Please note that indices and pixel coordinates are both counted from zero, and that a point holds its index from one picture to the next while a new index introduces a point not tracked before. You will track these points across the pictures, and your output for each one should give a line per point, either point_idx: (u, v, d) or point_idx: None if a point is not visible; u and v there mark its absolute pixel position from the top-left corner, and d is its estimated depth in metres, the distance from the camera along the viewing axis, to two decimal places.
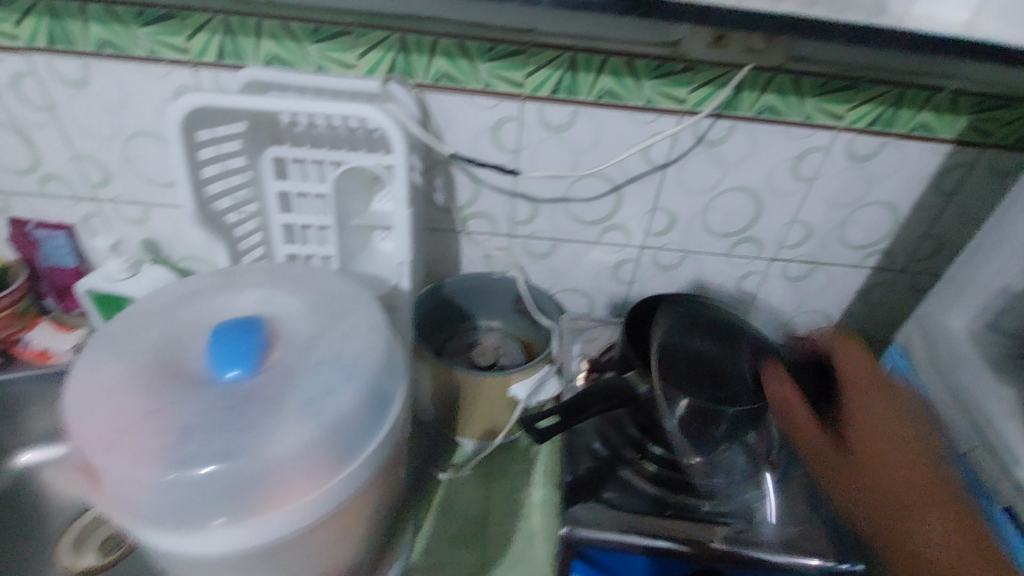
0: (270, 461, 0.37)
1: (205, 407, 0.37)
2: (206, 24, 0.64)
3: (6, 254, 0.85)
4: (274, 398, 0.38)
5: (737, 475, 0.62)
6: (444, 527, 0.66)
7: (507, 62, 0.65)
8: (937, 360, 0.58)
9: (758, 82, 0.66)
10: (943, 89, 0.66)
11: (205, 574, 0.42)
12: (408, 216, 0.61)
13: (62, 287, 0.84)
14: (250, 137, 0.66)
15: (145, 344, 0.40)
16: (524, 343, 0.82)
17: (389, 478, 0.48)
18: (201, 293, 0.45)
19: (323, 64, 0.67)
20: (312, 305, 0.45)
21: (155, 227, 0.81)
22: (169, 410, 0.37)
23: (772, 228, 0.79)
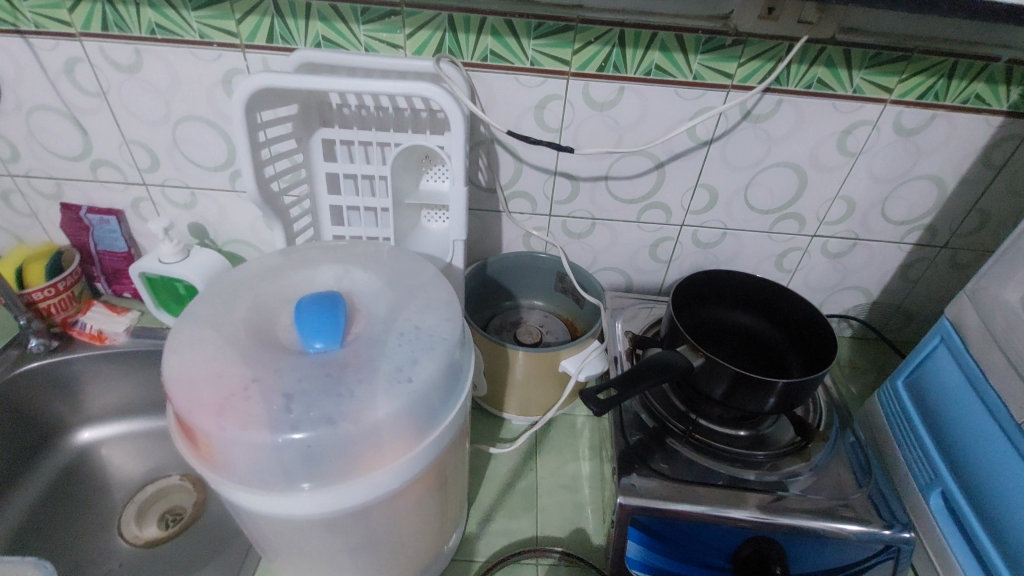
0: (366, 429, 0.37)
1: (305, 375, 0.38)
2: (257, 7, 0.64)
3: (58, 239, 0.87)
4: (366, 367, 0.39)
5: (784, 447, 0.64)
6: (496, 499, 0.67)
7: (554, 39, 0.65)
8: (994, 333, 0.57)
9: (808, 56, 0.65)
10: (998, 59, 0.64)
11: (293, 535, 0.44)
12: (464, 194, 0.61)
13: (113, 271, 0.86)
14: (302, 119, 0.67)
15: (237, 318, 0.41)
16: (567, 321, 0.83)
17: (456, 448, 0.50)
18: (281, 270, 0.46)
19: (371, 44, 0.67)
20: (385, 281, 0.46)
21: (201, 211, 0.83)
22: (268, 378, 0.37)
23: (815, 203, 0.79)
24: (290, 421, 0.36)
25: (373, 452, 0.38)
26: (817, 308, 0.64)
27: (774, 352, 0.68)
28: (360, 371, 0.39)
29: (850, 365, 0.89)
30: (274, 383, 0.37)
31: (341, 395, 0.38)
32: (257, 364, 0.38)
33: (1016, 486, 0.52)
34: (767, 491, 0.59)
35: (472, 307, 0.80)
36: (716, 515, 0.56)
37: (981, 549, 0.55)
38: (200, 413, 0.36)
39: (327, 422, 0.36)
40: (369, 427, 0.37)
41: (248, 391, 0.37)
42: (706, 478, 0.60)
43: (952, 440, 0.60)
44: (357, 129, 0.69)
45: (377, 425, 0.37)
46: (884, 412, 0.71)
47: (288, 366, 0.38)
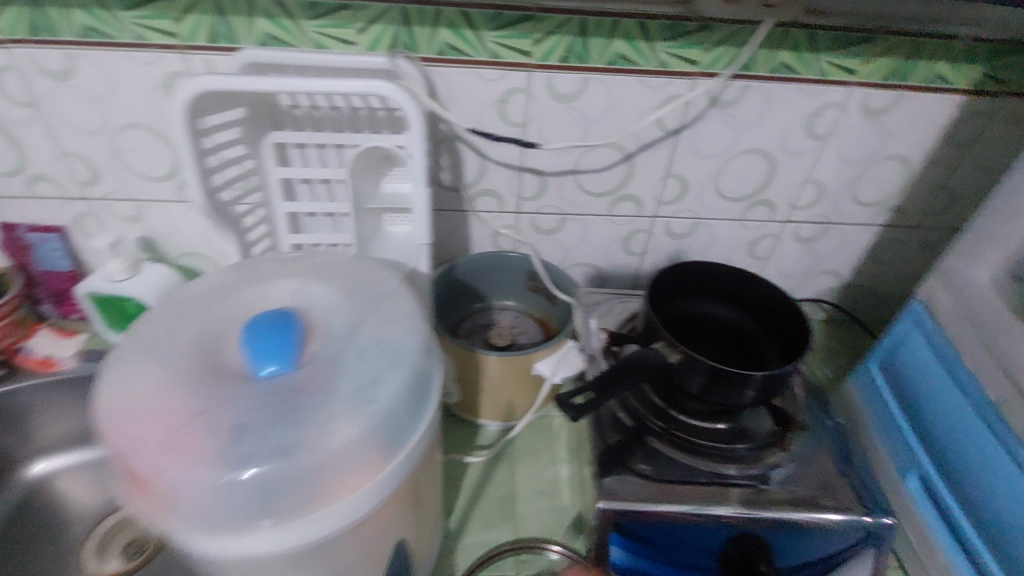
0: (325, 456, 0.35)
1: (254, 404, 0.36)
2: (195, 5, 0.60)
3: None
4: (323, 390, 0.37)
5: (763, 439, 0.62)
6: (475, 509, 0.65)
7: (514, 30, 0.63)
8: (970, 313, 0.57)
9: (773, 40, 0.64)
10: (957, 37, 0.65)
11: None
12: (426, 195, 0.58)
13: (59, 292, 0.81)
14: (251, 123, 0.63)
15: (181, 344, 0.38)
16: (540, 320, 0.81)
17: (426, 466, 0.48)
18: (233, 285, 0.43)
19: (321, 41, 0.63)
20: (344, 291, 0.43)
21: (151, 223, 0.78)
22: (215, 410, 0.35)
23: (785, 189, 0.78)
24: (241, 455, 0.34)
25: (335, 483, 0.36)
26: (793, 299, 0.64)
27: (752, 344, 0.67)
28: (315, 396, 0.36)
29: (825, 350, 0.89)
30: (220, 415, 0.35)
31: (296, 422, 0.35)
32: (202, 394, 0.36)
33: (995, 468, 0.52)
34: (748, 484, 0.58)
35: (439, 313, 0.77)
36: (697, 513, 0.56)
37: (960, 531, 0.55)
38: (141, 453, 0.34)
39: (282, 453, 0.34)
40: (328, 455, 0.35)
41: (192, 425, 0.34)
42: (686, 475, 0.59)
43: (928, 422, 0.60)
44: (311, 131, 0.66)
45: (338, 452, 0.35)
46: (857, 395, 0.70)
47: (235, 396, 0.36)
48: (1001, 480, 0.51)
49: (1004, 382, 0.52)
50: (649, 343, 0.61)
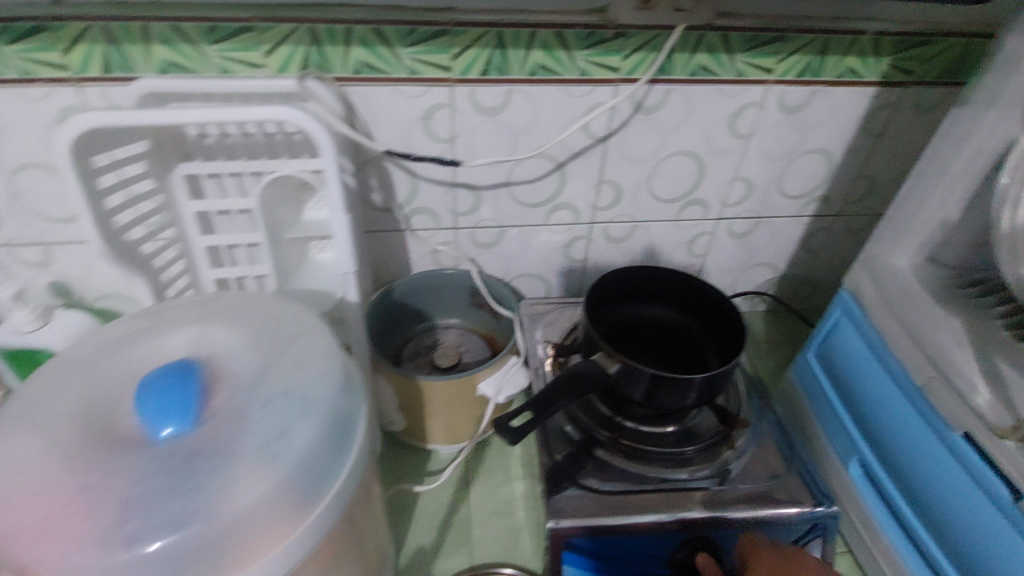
0: (227, 522, 0.34)
1: (145, 473, 0.34)
2: (83, 34, 0.56)
3: None
4: (222, 450, 0.36)
5: (711, 436, 0.62)
6: (427, 539, 0.63)
7: (430, 45, 0.61)
8: (889, 300, 0.58)
9: (690, 43, 0.65)
10: (865, 32, 0.66)
11: None
12: (347, 223, 0.57)
13: None
14: (156, 156, 0.60)
15: (69, 413, 0.37)
16: (485, 336, 0.80)
17: (358, 508, 0.46)
18: (129, 340, 0.42)
19: (226, 66, 0.60)
20: (250, 336, 0.43)
21: (62, 267, 0.73)
22: (101, 484, 0.34)
23: (715, 188, 0.79)
24: (129, 533, 0.33)
25: (238, 551, 0.34)
26: (726, 295, 0.64)
27: (692, 345, 0.67)
28: (213, 457, 0.35)
29: (767, 340, 0.92)
30: (107, 490, 0.34)
31: (190, 489, 0.34)
32: (86, 470, 0.34)
33: (922, 450, 0.53)
34: (697, 487, 0.58)
35: (379, 339, 0.75)
36: (646, 522, 0.56)
37: (899, 513, 0.56)
38: (18, 541, 0.32)
39: (177, 526, 0.33)
40: (228, 522, 0.34)
41: (75, 505, 0.33)
42: (635, 483, 0.59)
43: (859, 408, 0.62)
44: (223, 160, 0.63)
45: (239, 517, 0.34)
46: (799, 385, 0.71)
47: (121, 469, 0.34)
48: (929, 461, 0.52)
49: (925, 365, 0.53)
50: (590, 355, 0.61)
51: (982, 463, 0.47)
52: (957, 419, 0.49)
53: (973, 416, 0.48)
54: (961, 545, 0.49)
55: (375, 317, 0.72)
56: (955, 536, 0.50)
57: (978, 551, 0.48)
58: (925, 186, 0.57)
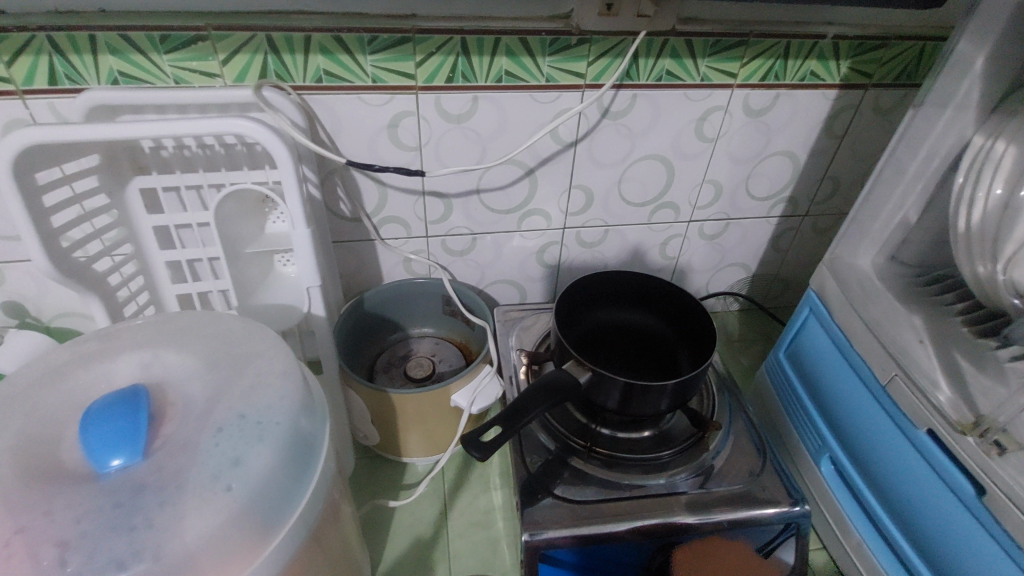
0: (176, 558, 0.32)
1: (88, 510, 0.33)
2: (26, 45, 0.54)
3: None
4: (171, 483, 0.34)
5: (686, 440, 0.63)
6: (404, 555, 0.62)
7: (393, 52, 0.60)
8: (852, 299, 0.59)
9: (654, 49, 0.65)
10: (824, 36, 0.67)
11: None
12: (309, 237, 0.56)
13: None
14: (108, 170, 0.58)
15: (4, 448, 0.35)
16: (460, 345, 0.79)
17: (326, 528, 0.45)
18: (72, 367, 0.40)
19: (181, 75, 0.59)
20: (204, 358, 0.41)
21: (14, 286, 0.70)
22: (38, 525, 0.32)
23: (685, 191, 0.80)
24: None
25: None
26: (698, 298, 0.64)
27: (665, 349, 0.68)
28: (161, 491, 0.34)
29: (740, 339, 0.93)
30: (45, 530, 0.32)
31: (136, 526, 0.32)
32: (21, 510, 0.33)
33: (888, 445, 0.54)
34: (674, 491, 0.58)
35: (352, 351, 0.74)
36: (624, 530, 0.55)
37: (868, 508, 0.57)
38: None
39: (121, 565, 0.31)
40: (178, 559, 0.32)
41: (8, 549, 0.31)
42: (612, 491, 0.58)
43: (827, 406, 0.63)
44: (181, 172, 0.61)
45: (189, 553, 0.32)
46: (772, 385, 0.72)
47: (65, 504, 0.33)
48: (895, 457, 0.53)
49: (888, 362, 0.54)
50: (562, 363, 0.60)
51: (946, 457, 0.48)
52: (920, 416, 0.50)
53: (936, 412, 0.49)
54: (928, 539, 0.50)
55: (346, 329, 0.71)
56: (922, 530, 0.51)
57: (944, 544, 0.49)
58: (885, 188, 0.58)
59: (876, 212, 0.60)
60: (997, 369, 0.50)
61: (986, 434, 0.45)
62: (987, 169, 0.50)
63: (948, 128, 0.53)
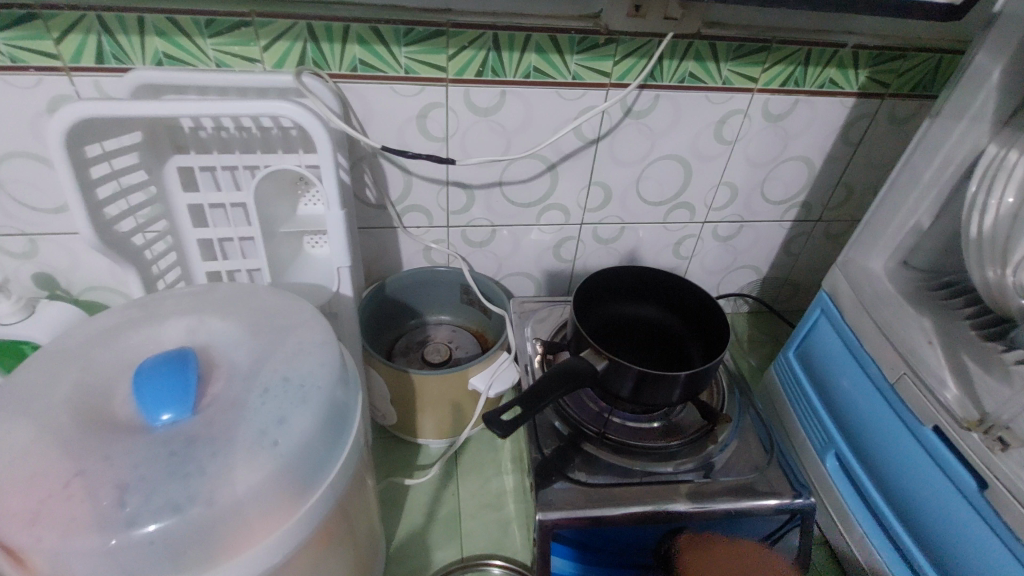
0: (226, 505, 0.35)
1: (143, 459, 0.35)
2: (77, 23, 0.56)
3: None
4: (221, 437, 0.37)
5: (695, 432, 0.65)
6: (418, 531, 0.64)
7: (426, 45, 0.62)
8: (863, 301, 0.61)
9: (678, 51, 0.67)
10: (845, 45, 0.69)
11: None
12: (342, 219, 0.58)
13: None
14: (149, 147, 0.60)
15: (64, 399, 0.38)
16: (476, 333, 0.82)
17: (353, 494, 0.47)
18: (121, 329, 0.43)
19: (222, 59, 0.61)
20: (246, 327, 0.44)
21: (47, 258, 0.73)
22: (96, 469, 0.35)
23: (702, 191, 0.82)
24: (127, 517, 0.34)
25: (235, 533, 0.36)
26: (711, 295, 0.66)
27: (677, 343, 0.69)
28: (212, 443, 0.37)
29: (749, 340, 0.94)
30: (103, 474, 0.35)
31: (189, 474, 0.35)
32: (81, 456, 0.35)
33: (893, 442, 0.56)
34: (682, 479, 0.60)
35: (372, 334, 0.76)
36: (633, 514, 0.57)
37: (870, 503, 0.59)
38: (6, 527, 0.33)
39: (174, 509, 0.34)
40: (227, 506, 0.35)
41: (69, 489, 0.34)
42: (623, 477, 0.60)
43: (834, 404, 0.64)
44: (217, 153, 0.63)
45: (237, 501, 0.36)
46: (780, 382, 0.74)
47: (121, 452, 0.36)
48: (900, 453, 0.55)
49: (896, 362, 0.55)
50: (579, 352, 0.62)
51: (950, 454, 0.50)
52: (925, 413, 0.52)
53: (942, 409, 0.50)
54: (930, 533, 0.52)
55: (367, 312, 0.73)
56: (921, 522, 0.53)
57: (945, 535, 0.50)
58: (899, 194, 0.60)
59: (890, 217, 0.62)
60: (1002, 370, 0.52)
61: (989, 431, 0.47)
62: (1000, 177, 0.52)
63: (962, 138, 0.55)
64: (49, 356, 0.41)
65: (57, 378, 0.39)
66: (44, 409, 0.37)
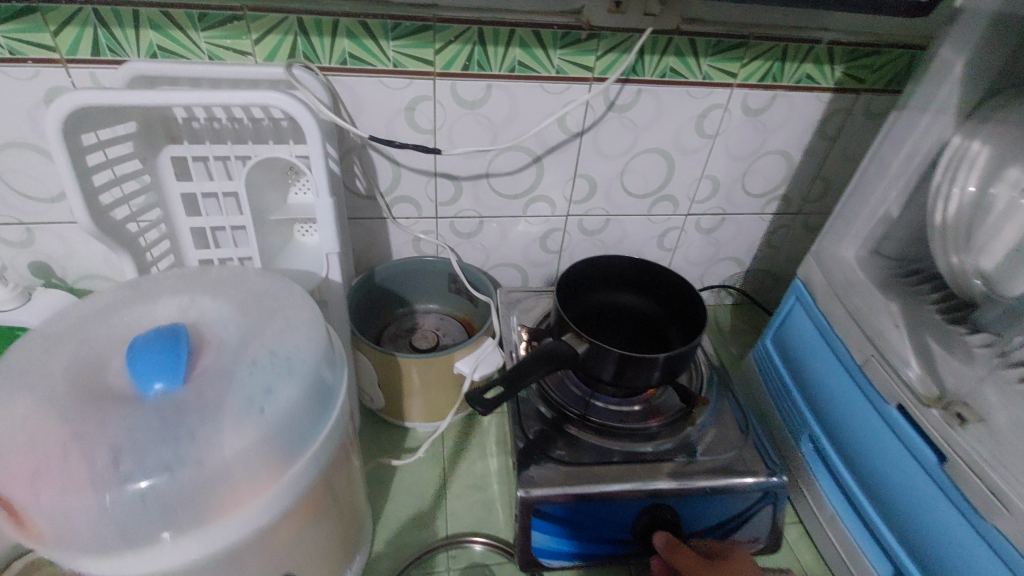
0: (216, 466, 0.39)
1: (138, 424, 0.38)
2: (74, 16, 0.58)
3: None
4: (210, 404, 0.40)
5: (674, 414, 0.67)
6: (405, 511, 0.67)
7: (414, 40, 0.64)
8: (834, 289, 0.63)
9: (659, 47, 0.69)
10: (820, 41, 0.71)
11: None
12: (331, 206, 0.60)
13: None
14: (143, 137, 0.62)
15: (60, 372, 0.41)
16: (463, 321, 0.84)
17: (339, 467, 0.50)
18: (116, 308, 0.46)
19: (215, 52, 0.63)
20: (236, 306, 0.47)
21: (43, 248, 0.74)
22: (90, 433, 0.38)
23: (685, 184, 0.84)
24: (122, 475, 0.37)
25: (224, 494, 0.39)
26: (689, 282, 0.68)
27: (658, 328, 0.71)
28: (201, 410, 0.40)
29: (731, 331, 0.97)
30: (99, 437, 0.38)
31: (180, 437, 0.39)
32: (77, 420, 0.38)
33: (863, 421, 0.58)
34: (666, 459, 0.62)
35: (361, 322, 0.78)
36: (612, 491, 0.59)
37: (841, 481, 0.61)
38: (11, 481, 0.37)
39: (166, 468, 0.38)
40: (216, 467, 0.39)
41: (66, 450, 0.37)
42: (603, 457, 0.62)
43: (808, 387, 0.66)
44: (210, 143, 0.65)
45: (225, 463, 0.39)
46: (759, 369, 0.76)
47: (115, 417, 0.39)
48: (869, 432, 0.57)
49: (864, 344, 0.57)
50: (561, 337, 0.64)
51: (914, 431, 0.52)
52: (891, 393, 0.54)
53: (906, 388, 0.53)
54: (896, 508, 0.54)
55: (356, 301, 0.75)
56: (887, 498, 0.55)
57: (908, 508, 0.53)
58: (869, 183, 0.62)
59: (860, 208, 0.64)
60: (962, 351, 0.54)
61: (948, 407, 0.50)
62: (963, 167, 0.55)
63: (928, 128, 0.57)
64: (49, 332, 0.44)
65: (58, 351, 0.42)
66: (45, 379, 0.40)
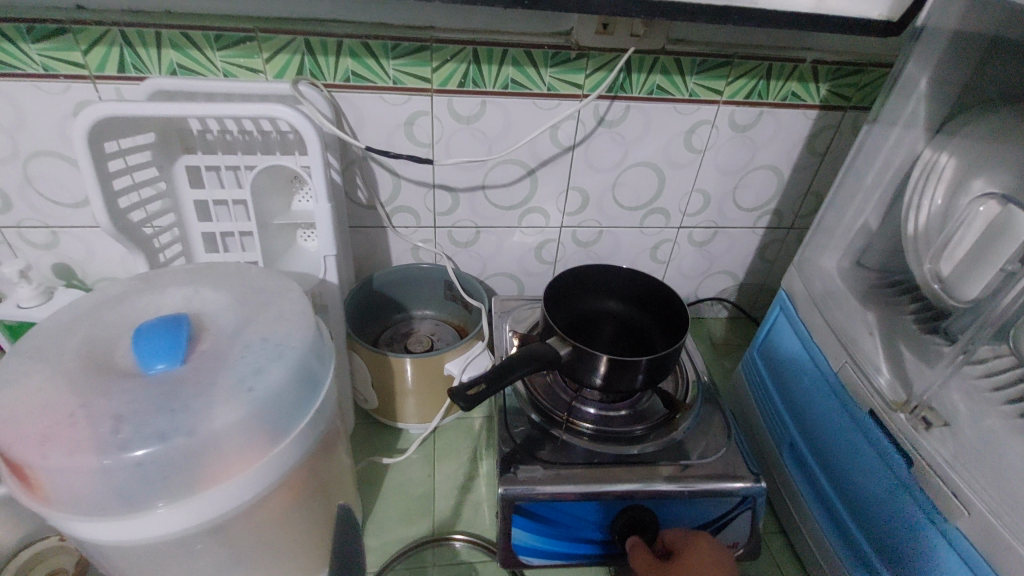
0: (208, 436, 0.41)
1: (139, 396, 0.42)
2: (102, 37, 0.64)
3: None
4: (205, 381, 0.44)
5: (658, 419, 0.69)
6: (392, 509, 0.69)
7: (413, 59, 0.69)
8: (815, 299, 0.64)
9: (645, 65, 0.72)
10: (805, 60, 0.74)
11: (139, 565, 0.47)
12: (329, 212, 0.63)
13: None
14: (160, 147, 0.67)
15: (73, 351, 0.45)
16: (458, 327, 0.87)
17: (323, 453, 0.54)
18: (126, 298, 0.50)
19: (230, 70, 0.68)
20: (233, 299, 0.51)
21: (65, 250, 0.80)
22: (97, 402, 0.41)
23: (676, 198, 0.86)
24: (121, 441, 0.40)
25: (215, 464, 0.42)
26: (673, 290, 0.70)
27: (643, 335, 0.74)
28: (198, 386, 0.43)
29: (725, 343, 0.98)
30: (103, 408, 0.41)
31: (177, 409, 0.42)
32: (86, 392, 0.42)
33: (838, 428, 0.59)
34: (657, 463, 0.63)
35: (359, 325, 0.82)
36: (595, 491, 0.60)
37: (821, 489, 0.61)
38: (24, 445, 0.39)
39: (161, 438, 0.40)
40: (207, 437, 0.41)
41: (74, 417, 0.40)
42: (588, 459, 0.63)
43: (790, 396, 0.67)
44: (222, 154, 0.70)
45: (215, 434, 0.42)
46: (747, 379, 0.77)
47: (120, 390, 0.42)
48: (844, 438, 0.58)
49: (840, 352, 0.59)
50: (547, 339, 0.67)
51: (884, 436, 0.53)
52: (862, 398, 0.55)
53: (875, 394, 0.54)
54: (870, 515, 0.54)
55: (353, 304, 0.79)
56: (862, 504, 0.55)
57: (881, 514, 0.53)
58: (846, 195, 0.67)
59: (839, 218, 0.68)
60: (934, 356, 0.55)
61: (916, 411, 0.50)
62: (933, 179, 0.59)
63: (899, 141, 0.62)
64: (66, 318, 0.48)
65: (72, 336, 0.47)
66: (57, 359, 0.45)
